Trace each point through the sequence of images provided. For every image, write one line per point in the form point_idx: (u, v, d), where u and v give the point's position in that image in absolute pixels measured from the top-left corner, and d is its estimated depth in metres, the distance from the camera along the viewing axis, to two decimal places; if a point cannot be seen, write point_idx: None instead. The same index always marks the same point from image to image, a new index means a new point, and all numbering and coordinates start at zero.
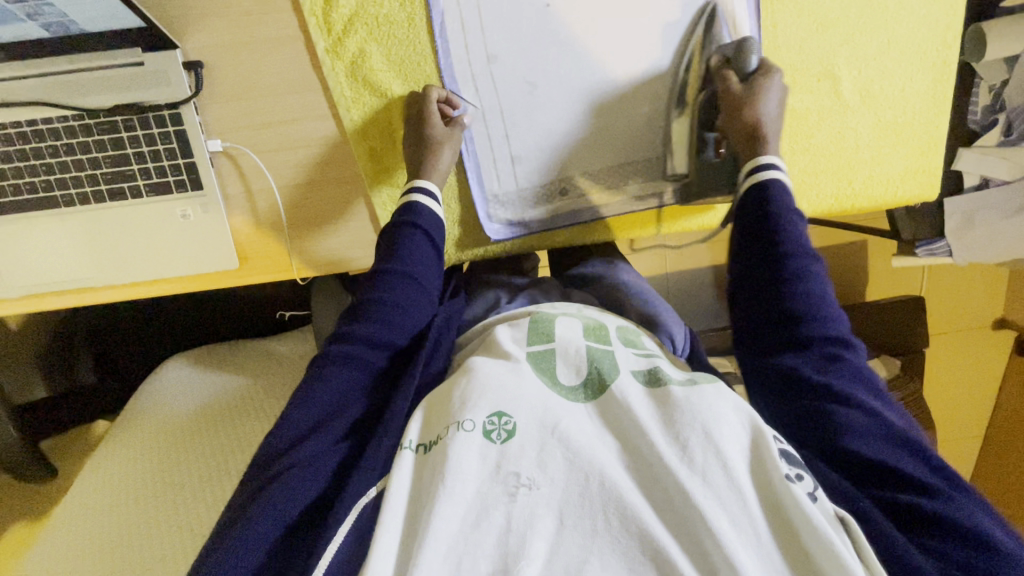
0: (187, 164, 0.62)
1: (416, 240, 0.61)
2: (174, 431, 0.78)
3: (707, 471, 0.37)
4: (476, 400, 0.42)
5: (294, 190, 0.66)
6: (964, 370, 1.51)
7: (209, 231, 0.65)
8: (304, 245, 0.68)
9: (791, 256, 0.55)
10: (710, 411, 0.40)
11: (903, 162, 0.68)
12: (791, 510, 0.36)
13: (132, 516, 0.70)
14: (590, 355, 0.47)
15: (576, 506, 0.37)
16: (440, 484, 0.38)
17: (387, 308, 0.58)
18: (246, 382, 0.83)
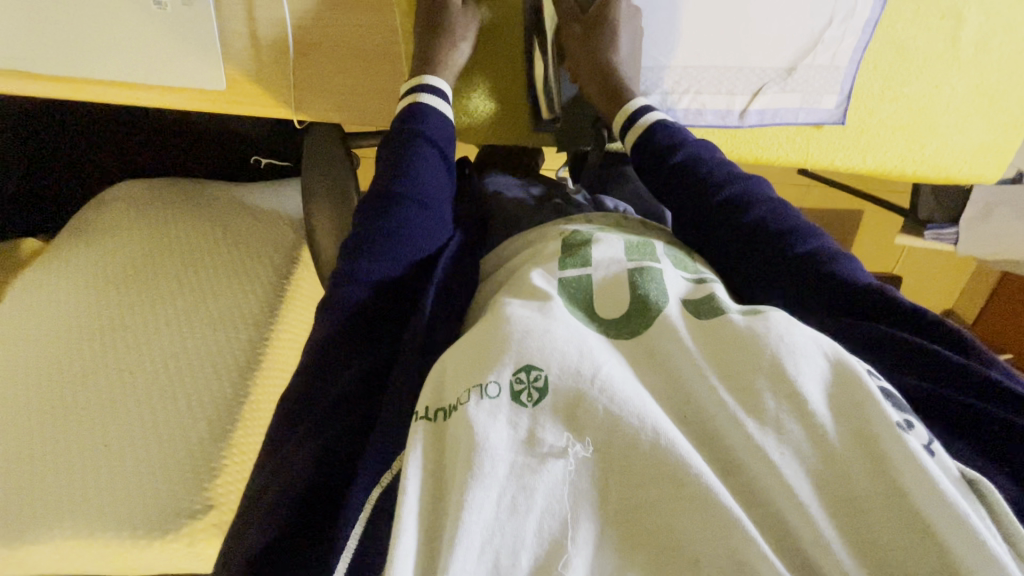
0: None
1: (426, 151, 0.52)
2: (108, 317, 0.65)
3: (782, 423, 0.33)
4: (499, 357, 0.37)
5: (306, 6, 0.53)
6: None
7: (193, 35, 0.51)
8: (308, 81, 0.55)
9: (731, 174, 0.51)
10: (788, 346, 0.35)
11: (981, 136, 0.63)
12: (896, 458, 0.31)
13: (67, 379, 0.60)
14: (632, 282, 0.43)
15: (621, 473, 0.33)
16: (470, 464, 0.32)
17: (390, 230, 0.46)
18: (201, 263, 0.70)
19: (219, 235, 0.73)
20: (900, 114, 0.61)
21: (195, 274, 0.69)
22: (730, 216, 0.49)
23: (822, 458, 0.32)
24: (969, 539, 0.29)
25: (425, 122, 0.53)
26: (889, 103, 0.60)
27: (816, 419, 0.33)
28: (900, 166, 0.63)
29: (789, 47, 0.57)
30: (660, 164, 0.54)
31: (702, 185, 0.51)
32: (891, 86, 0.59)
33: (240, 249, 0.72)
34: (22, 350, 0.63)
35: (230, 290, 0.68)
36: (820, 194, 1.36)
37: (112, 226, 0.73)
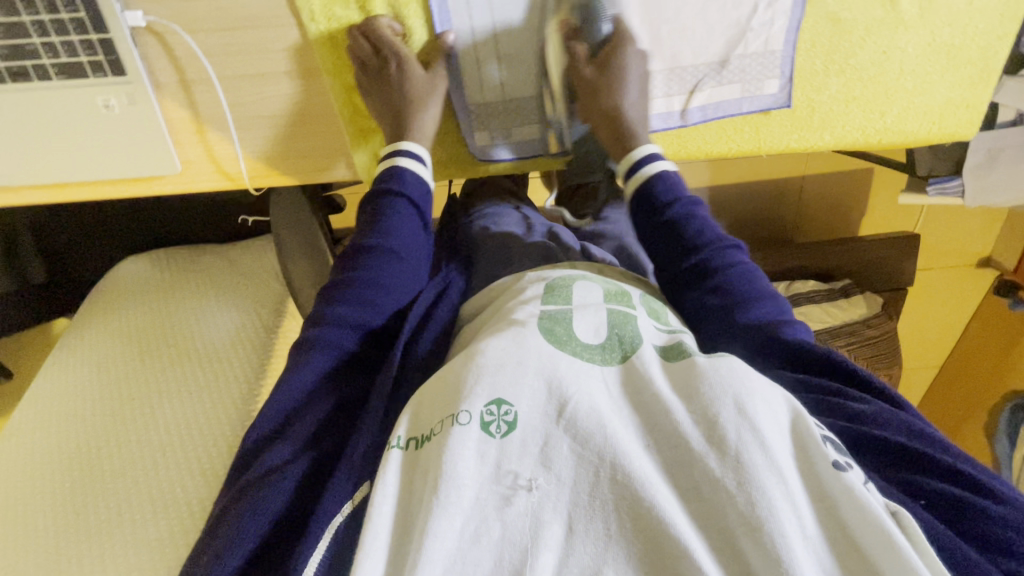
0: (101, 40, 0.50)
1: (401, 212, 0.58)
2: (121, 388, 0.72)
3: (742, 455, 0.37)
4: (474, 387, 0.41)
5: (239, 85, 0.55)
6: (937, 307, 1.58)
7: (139, 129, 0.55)
8: (253, 153, 0.58)
9: (711, 243, 0.57)
10: (742, 383, 0.41)
11: (946, 93, 0.59)
12: (836, 493, 0.37)
13: (88, 453, 0.67)
14: (612, 320, 0.49)
15: (593, 502, 0.37)
16: (436, 493, 0.37)
17: (369, 280, 0.54)
18: (196, 326, 0.77)
19: (212, 296, 0.80)
20: (851, 86, 0.59)
21: (191, 339, 0.76)
22: (699, 280, 0.56)
23: (778, 475, 0.37)
24: (892, 557, 0.34)
25: (403, 183, 0.58)
26: (836, 78, 0.58)
27: (784, 465, 0.38)
28: (863, 138, 0.61)
29: (719, 39, 0.56)
30: (642, 201, 0.60)
31: (681, 244, 0.57)
32: (835, 60, 0.57)
33: (228, 307, 0.79)
34: (45, 427, 0.70)
35: (223, 347, 0.75)
36: (819, 158, 1.31)
37: (117, 298, 0.81)
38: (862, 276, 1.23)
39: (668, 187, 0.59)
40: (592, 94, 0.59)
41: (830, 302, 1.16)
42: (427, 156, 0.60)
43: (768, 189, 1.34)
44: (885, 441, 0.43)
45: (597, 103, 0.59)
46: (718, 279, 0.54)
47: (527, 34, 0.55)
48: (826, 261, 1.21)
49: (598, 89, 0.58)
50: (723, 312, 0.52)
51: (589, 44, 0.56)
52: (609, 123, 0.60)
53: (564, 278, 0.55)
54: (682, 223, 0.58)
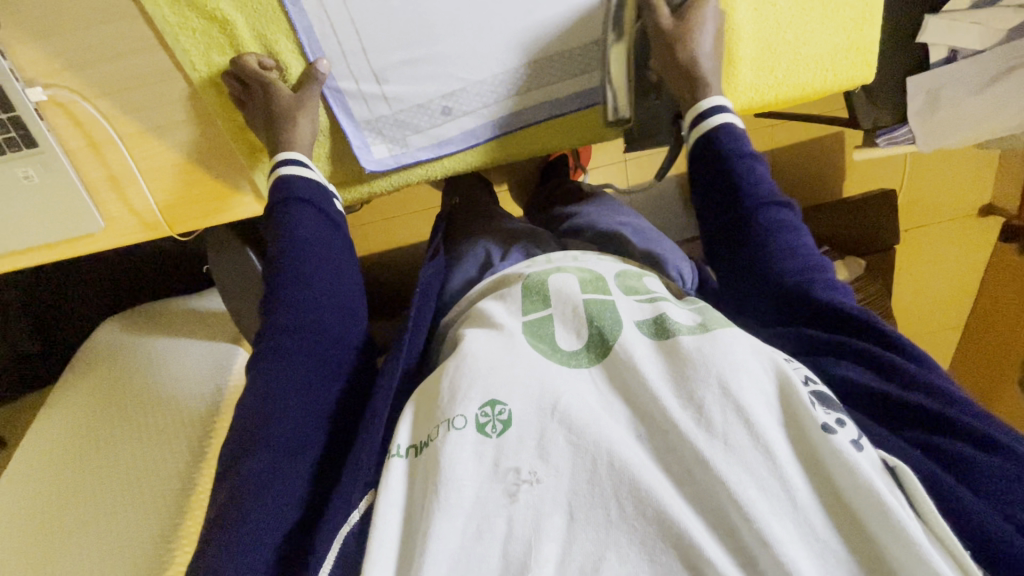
0: (10, 118, 0.55)
1: (305, 213, 0.57)
2: (91, 442, 0.75)
3: (729, 435, 0.37)
4: (466, 392, 0.41)
5: (145, 138, 0.59)
6: (947, 267, 1.44)
7: (60, 192, 0.59)
8: (170, 200, 0.62)
9: (759, 201, 0.54)
10: (726, 358, 0.40)
11: (831, 39, 0.58)
12: (827, 458, 0.37)
13: (61, 509, 0.70)
14: (589, 316, 0.47)
15: (590, 490, 0.37)
16: (436, 496, 0.38)
17: (303, 281, 0.53)
18: (156, 377, 0.80)
19: (171, 345, 0.84)
20: (731, 48, 0.58)
21: (153, 389, 0.79)
22: (741, 235, 0.54)
23: (765, 452, 0.37)
24: (883, 520, 0.35)
25: (293, 188, 0.58)
26: (713, 42, 0.58)
27: (772, 440, 0.37)
28: (755, 96, 0.60)
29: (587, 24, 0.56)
30: (708, 156, 0.57)
31: (734, 196, 0.55)
32: (707, 25, 0.57)
33: (189, 358, 0.83)
34: (29, 486, 0.74)
35: (176, 390, 0.79)
36: (778, 130, 1.29)
37: (80, 373, 0.84)
38: (839, 243, 1.17)
39: (734, 140, 0.56)
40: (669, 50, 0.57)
41: None
42: (311, 161, 0.60)
43: None
44: (905, 408, 0.42)
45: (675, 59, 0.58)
46: (758, 233, 0.52)
47: (398, 45, 0.55)
48: None
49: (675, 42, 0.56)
50: (760, 269, 0.52)
51: (459, 46, 0.57)
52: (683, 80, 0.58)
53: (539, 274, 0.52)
54: (733, 178, 0.55)
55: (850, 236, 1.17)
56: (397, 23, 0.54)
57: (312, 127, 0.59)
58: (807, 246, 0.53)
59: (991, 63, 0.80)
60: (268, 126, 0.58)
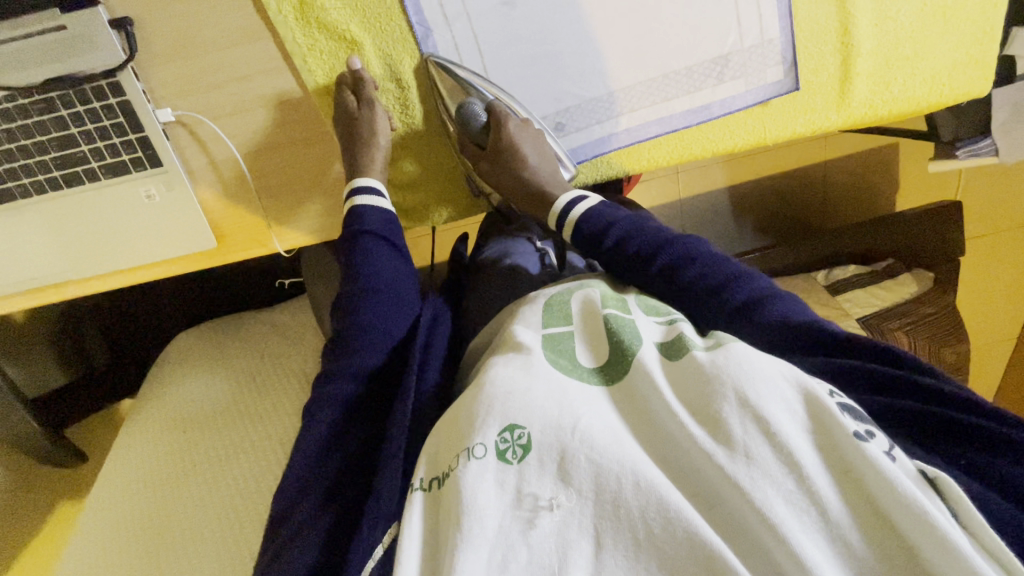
0: (139, 139, 0.56)
1: (380, 249, 0.57)
2: (191, 435, 0.78)
3: (750, 449, 0.34)
4: (485, 418, 0.37)
5: (260, 157, 0.59)
6: (1006, 278, 1.41)
7: (179, 212, 0.60)
8: (279, 217, 0.62)
9: (666, 249, 0.54)
10: (744, 369, 0.37)
11: (950, 54, 0.58)
12: (862, 471, 0.34)
13: (166, 500, 0.72)
14: (609, 330, 0.44)
15: (619, 519, 0.34)
16: (458, 531, 0.34)
17: (367, 325, 0.54)
18: (253, 379, 0.83)
19: (262, 364, 0.84)
20: (850, 62, 0.58)
21: (250, 391, 0.81)
22: (670, 283, 0.52)
23: (790, 465, 0.34)
24: (925, 529, 0.31)
25: (368, 221, 0.57)
26: (832, 57, 0.58)
27: (793, 449, 0.34)
28: (871, 112, 0.60)
29: (708, 39, 0.57)
30: (583, 233, 0.58)
31: (637, 258, 0.54)
32: (827, 41, 0.57)
33: (281, 362, 0.85)
34: (130, 471, 0.76)
35: (270, 412, 0.79)
36: (837, 140, 1.28)
37: (168, 386, 0.84)
38: (904, 254, 1.16)
39: (599, 219, 0.58)
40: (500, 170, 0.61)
41: (875, 284, 1.10)
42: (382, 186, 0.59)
43: (789, 178, 1.30)
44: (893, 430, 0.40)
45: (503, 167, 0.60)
46: (685, 277, 0.51)
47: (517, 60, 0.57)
48: (859, 245, 1.16)
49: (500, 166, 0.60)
50: (709, 307, 0.50)
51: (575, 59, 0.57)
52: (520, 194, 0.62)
53: (560, 293, 0.50)
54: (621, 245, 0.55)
55: (916, 247, 1.16)
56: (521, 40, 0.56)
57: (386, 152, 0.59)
58: (735, 266, 0.52)
59: None
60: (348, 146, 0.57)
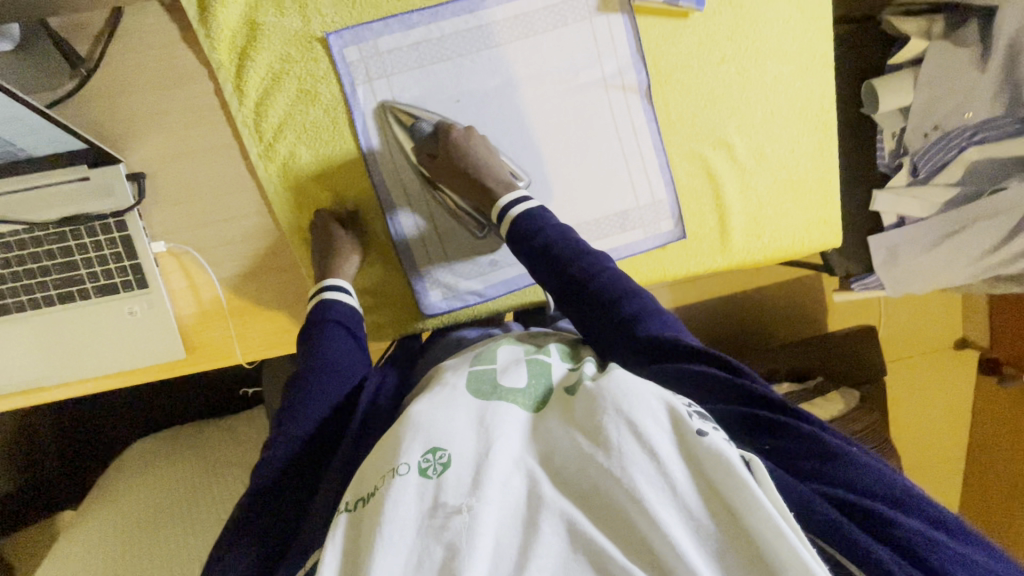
0: (132, 265, 0.66)
1: (335, 334, 0.62)
2: (138, 528, 0.81)
3: (620, 446, 0.39)
4: (410, 441, 0.42)
5: (235, 281, 0.69)
6: (938, 397, 1.49)
7: (155, 327, 0.68)
8: (245, 331, 0.70)
9: (580, 267, 0.58)
10: (622, 389, 0.42)
11: (803, 214, 0.73)
12: (704, 462, 0.39)
13: None
14: (529, 372, 0.51)
15: (516, 517, 0.39)
16: (379, 533, 0.38)
17: (312, 393, 0.57)
18: (204, 470, 0.86)
19: (206, 456, 0.88)
20: (726, 219, 0.72)
21: (200, 482, 0.85)
22: (580, 289, 0.58)
23: (648, 458, 0.38)
24: (764, 517, 0.36)
25: (333, 313, 0.63)
26: (710, 215, 0.72)
27: (651, 442, 0.39)
28: (748, 256, 0.73)
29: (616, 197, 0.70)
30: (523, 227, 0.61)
31: (559, 262, 0.59)
32: (704, 204, 0.72)
33: (233, 455, 0.88)
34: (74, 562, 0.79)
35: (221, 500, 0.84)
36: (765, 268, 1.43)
37: (125, 478, 0.86)
38: (832, 373, 1.26)
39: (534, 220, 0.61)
40: (448, 171, 0.65)
41: (805, 401, 1.18)
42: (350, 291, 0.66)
43: (728, 302, 1.43)
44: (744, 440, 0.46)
45: (447, 177, 0.65)
46: (591, 290, 0.57)
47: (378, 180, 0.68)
48: (791, 362, 1.25)
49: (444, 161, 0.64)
50: (611, 324, 0.56)
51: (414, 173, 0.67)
52: (463, 185, 0.66)
53: (490, 348, 0.57)
54: (551, 248, 0.59)
55: (843, 366, 1.25)
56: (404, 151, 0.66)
57: (355, 267, 0.68)
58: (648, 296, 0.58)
59: (935, 228, 0.96)
60: (322, 256, 0.65)
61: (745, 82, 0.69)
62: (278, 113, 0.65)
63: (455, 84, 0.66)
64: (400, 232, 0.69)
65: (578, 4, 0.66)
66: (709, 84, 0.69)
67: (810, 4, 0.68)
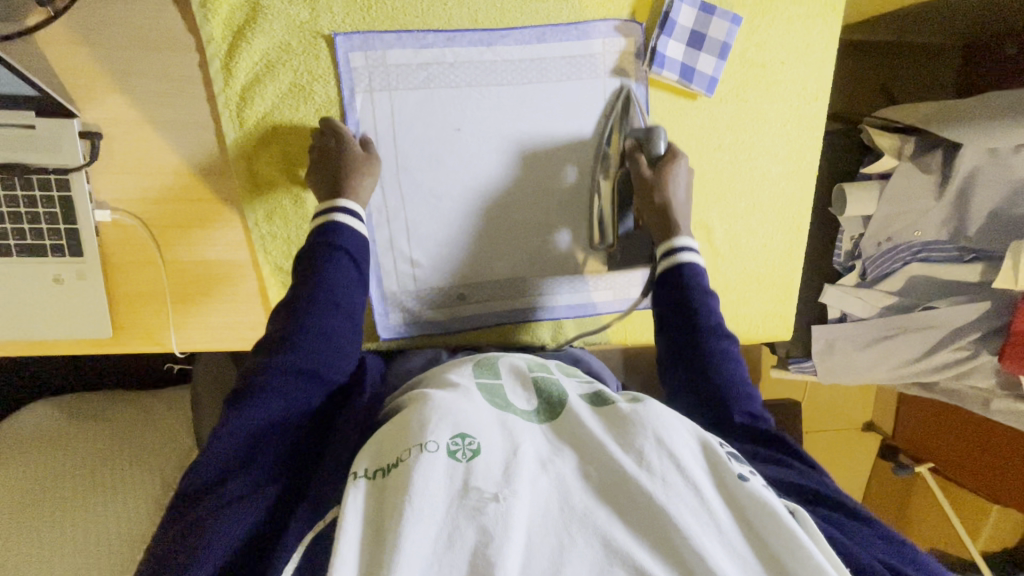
0: (68, 230, 0.59)
1: (340, 263, 0.57)
2: (30, 490, 0.73)
3: (667, 476, 0.40)
4: (437, 422, 0.41)
5: (184, 266, 0.64)
6: (841, 472, 1.57)
7: (83, 300, 0.62)
8: (185, 321, 0.66)
9: (714, 332, 0.61)
10: (660, 420, 0.43)
11: (763, 305, 0.76)
12: (746, 505, 0.40)
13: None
14: (538, 387, 0.50)
15: (552, 519, 0.37)
16: (406, 501, 0.36)
17: (310, 329, 0.53)
18: (117, 441, 0.79)
19: (122, 427, 0.82)
20: None
21: (109, 452, 0.78)
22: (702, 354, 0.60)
23: (696, 493, 0.39)
24: (804, 561, 0.37)
25: (342, 238, 0.58)
26: None
27: (697, 477, 0.40)
28: None
29: (606, 309, 0.75)
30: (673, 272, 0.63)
31: (691, 316, 0.61)
32: None
33: (151, 433, 0.82)
34: None
35: (122, 488, 0.76)
36: None
37: (8, 452, 0.76)
38: None
39: (691, 269, 0.63)
40: (648, 195, 0.66)
41: None
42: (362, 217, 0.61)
43: None
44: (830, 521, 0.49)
45: (653, 201, 0.65)
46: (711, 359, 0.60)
47: (429, 224, 0.67)
48: None
49: (654, 190, 0.65)
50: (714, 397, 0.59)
51: (447, 228, 0.67)
52: (657, 214, 0.66)
53: (489, 357, 0.56)
54: (693, 300, 0.62)
55: None
56: (428, 147, 0.64)
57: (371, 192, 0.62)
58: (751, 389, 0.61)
59: (871, 330, 1.03)
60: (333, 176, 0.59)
61: (735, 173, 0.71)
62: (266, 104, 0.61)
63: (457, 113, 0.64)
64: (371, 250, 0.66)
65: (594, 61, 0.65)
66: (703, 168, 0.71)
67: (806, 113, 0.71)
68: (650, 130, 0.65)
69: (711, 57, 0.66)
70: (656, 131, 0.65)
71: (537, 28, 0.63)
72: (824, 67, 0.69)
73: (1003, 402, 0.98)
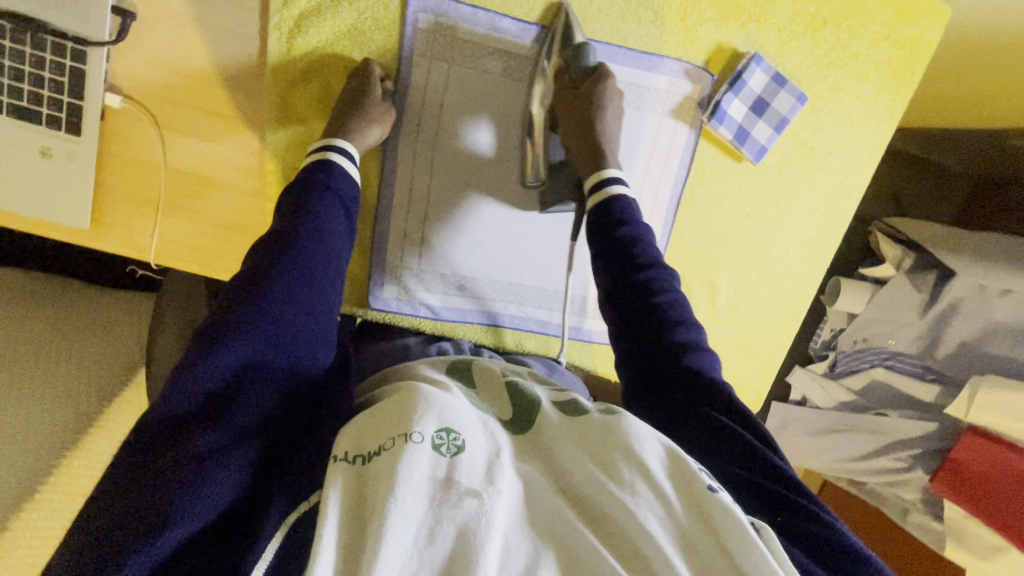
0: (70, 104, 0.54)
1: (327, 200, 0.52)
2: None
3: (635, 484, 0.36)
4: (425, 413, 0.38)
5: (185, 177, 0.60)
6: None
7: (67, 182, 0.57)
8: (167, 234, 0.61)
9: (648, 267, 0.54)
10: (630, 425, 0.39)
11: (742, 375, 0.77)
12: (714, 520, 0.36)
13: None
14: (518, 395, 0.48)
15: (525, 530, 0.35)
16: (389, 496, 0.33)
17: (300, 269, 0.47)
18: (62, 335, 0.74)
19: (71, 322, 0.75)
20: None
21: (51, 346, 0.73)
22: (638, 296, 0.53)
23: (663, 498, 0.36)
24: None
25: (331, 175, 0.54)
26: None
27: (664, 486, 0.37)
28: None
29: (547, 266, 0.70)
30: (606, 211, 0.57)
31: (623, 258, 0.55)
32: None
33: (106, 338, 0.77)
34: None
35: (46, 389, 0.71)
36: None
37: None
38: None
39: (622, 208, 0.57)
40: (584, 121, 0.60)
41: None
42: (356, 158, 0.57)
43: None
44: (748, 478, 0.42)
45: (579, 125, 0.60)
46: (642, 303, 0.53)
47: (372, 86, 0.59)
48: None
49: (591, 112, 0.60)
50: (648, 335, 0.52)
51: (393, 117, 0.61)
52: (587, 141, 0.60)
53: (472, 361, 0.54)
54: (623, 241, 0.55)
55: None
56: (470, 132, 0.63)
57: (377, 139, 0.59)
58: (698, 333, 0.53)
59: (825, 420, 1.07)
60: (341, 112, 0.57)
61: (754, 243, 0.72)
62: (319, 37, 0.58)
63: (502, 105, 0.63)
64: (383, 215, 0.64)
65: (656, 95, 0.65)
66: (726, 229, 0.71)
67: (837, 206, 0.72)
68: (580, 46, 0.59)
69: (768, 127, 0.66)
70: (586, 46, 0.59)
71: (611, 47, 0.62)
72: (864, 168, 0.71)
73: (920, 514, 1.03)
